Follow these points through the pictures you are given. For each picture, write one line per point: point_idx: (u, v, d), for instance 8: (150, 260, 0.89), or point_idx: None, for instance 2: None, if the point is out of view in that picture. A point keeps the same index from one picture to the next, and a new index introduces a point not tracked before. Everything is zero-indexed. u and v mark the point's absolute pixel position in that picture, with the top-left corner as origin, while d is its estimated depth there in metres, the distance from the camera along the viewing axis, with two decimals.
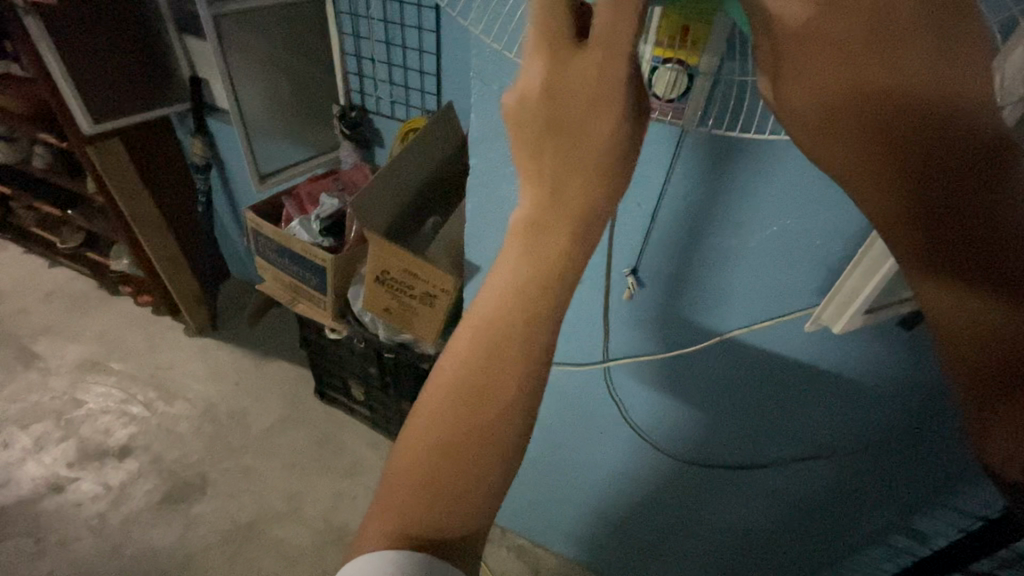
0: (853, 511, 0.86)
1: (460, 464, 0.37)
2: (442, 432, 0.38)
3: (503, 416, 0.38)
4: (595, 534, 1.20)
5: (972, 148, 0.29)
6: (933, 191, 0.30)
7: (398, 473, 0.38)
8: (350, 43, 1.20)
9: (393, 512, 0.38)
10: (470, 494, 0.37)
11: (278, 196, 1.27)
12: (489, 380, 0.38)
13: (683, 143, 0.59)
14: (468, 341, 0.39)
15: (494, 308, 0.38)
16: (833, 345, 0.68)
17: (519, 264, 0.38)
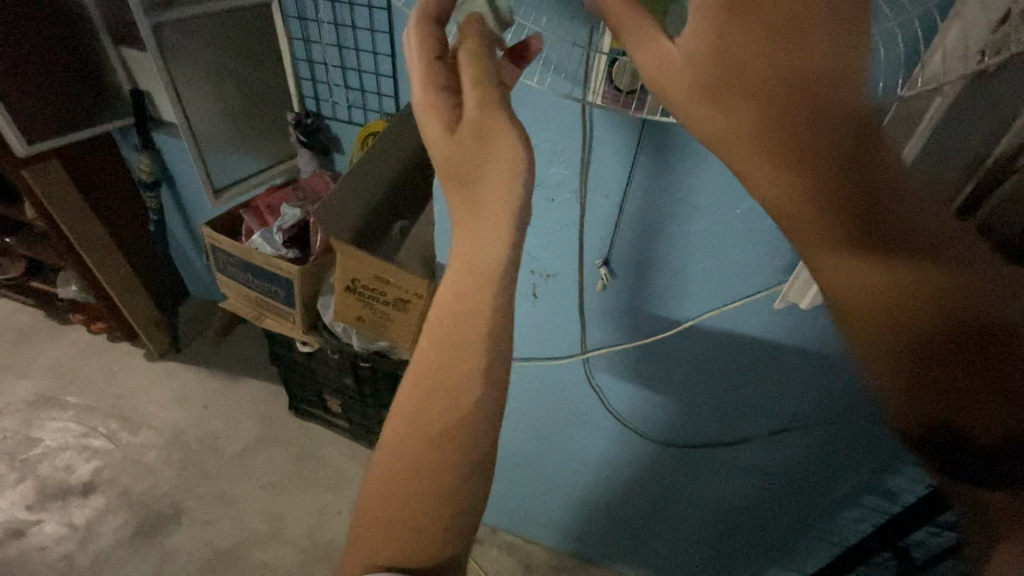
0: (827, 477, 0.89)
1: (409, 506, 0.39)
2: (390, 475, 0.40)
3: (451, 446, 0.39)
4: (583, 524, 1.21)
5: (855, 133, 0.37)
6: (824, 171, 0.39)
7: (359, 525, 0.40)
8: (300, 47, 1.17)
9: (356, 561, 0.39)
10: (425, 536, 0.38)
11: (235, 209, 1.23)
12: (431, 413, 0.40)
13: (644, 133, 0.60)
14: (412, 376, 0.42)
15: (432, 340, 0.41)
16: (800, 321, 0.71)
17: (450, 291, 0.41)
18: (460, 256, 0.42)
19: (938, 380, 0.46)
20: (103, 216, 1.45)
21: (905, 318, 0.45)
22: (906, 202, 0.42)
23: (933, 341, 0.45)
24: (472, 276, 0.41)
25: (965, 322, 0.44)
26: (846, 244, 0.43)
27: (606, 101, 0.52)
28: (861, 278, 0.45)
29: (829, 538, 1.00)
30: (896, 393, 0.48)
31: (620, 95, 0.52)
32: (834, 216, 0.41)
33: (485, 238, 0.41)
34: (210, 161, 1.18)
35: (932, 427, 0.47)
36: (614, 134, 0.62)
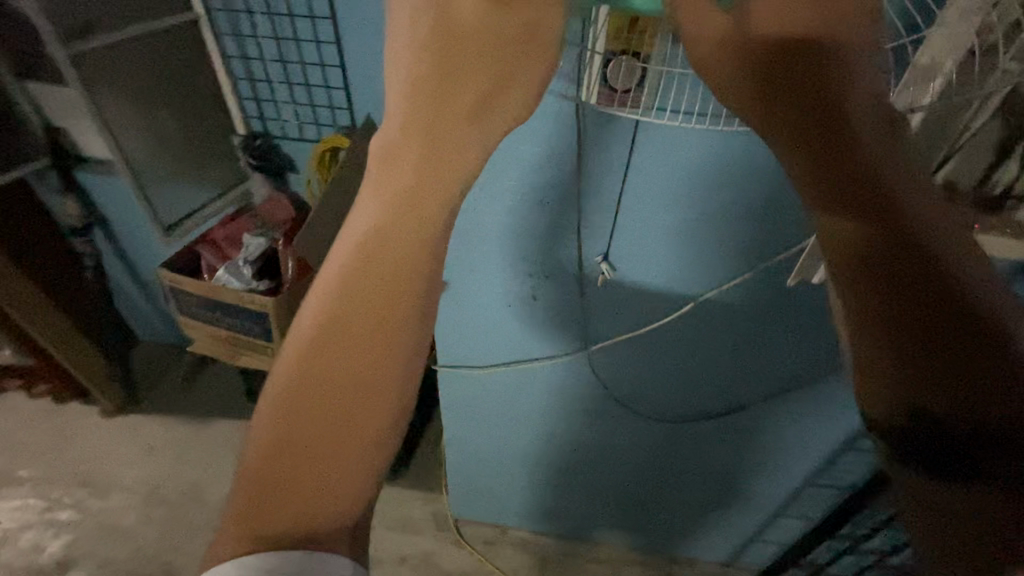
0: (825, 432, 0.94)
1: (314, 441, 0.38)
2: (289, 408, 0.39)
3: (363, 386, 0.40)
4: (594, 507, 1.24)
5: (862, 101, 0.41)
6: (826, 116, 0.41)
7: (250, 462, 0.39)
8: (239, 65, 1.09)
9: (245, 503, 0.38)
10: (327, 475, 0.38)
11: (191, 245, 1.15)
12: (342, 353, 0.40)
13: (641, 129, 0.63)
14: (318, 309, 0.41)
15: (338, 274, 0.41)
16: (792, 291, 0.74)
17: (360, 225, 0.42)
18: (377, 194, 0.43)
19: (935, 347, 0.33)
20: (35, 273, 1.28)
21: (880, 265, 0.35)
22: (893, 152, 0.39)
23: (926, 291, 0.33)
24: (389, 219, 0.42)
25: (955, 285, 0.33)
26: (830, 178, 0.38)
27: (600, 102, 0.55)
28: (839, 219, 0.37)
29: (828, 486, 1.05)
30: (868, 361, 0.35)
31: (614, 94, 0.54)
32: (821, 149, 0.40)
33: (412, 185, 0.43)
34: (155, 199, 1.10)
35: (916, 412, 0.33)
36: (608, 133, 0.64)
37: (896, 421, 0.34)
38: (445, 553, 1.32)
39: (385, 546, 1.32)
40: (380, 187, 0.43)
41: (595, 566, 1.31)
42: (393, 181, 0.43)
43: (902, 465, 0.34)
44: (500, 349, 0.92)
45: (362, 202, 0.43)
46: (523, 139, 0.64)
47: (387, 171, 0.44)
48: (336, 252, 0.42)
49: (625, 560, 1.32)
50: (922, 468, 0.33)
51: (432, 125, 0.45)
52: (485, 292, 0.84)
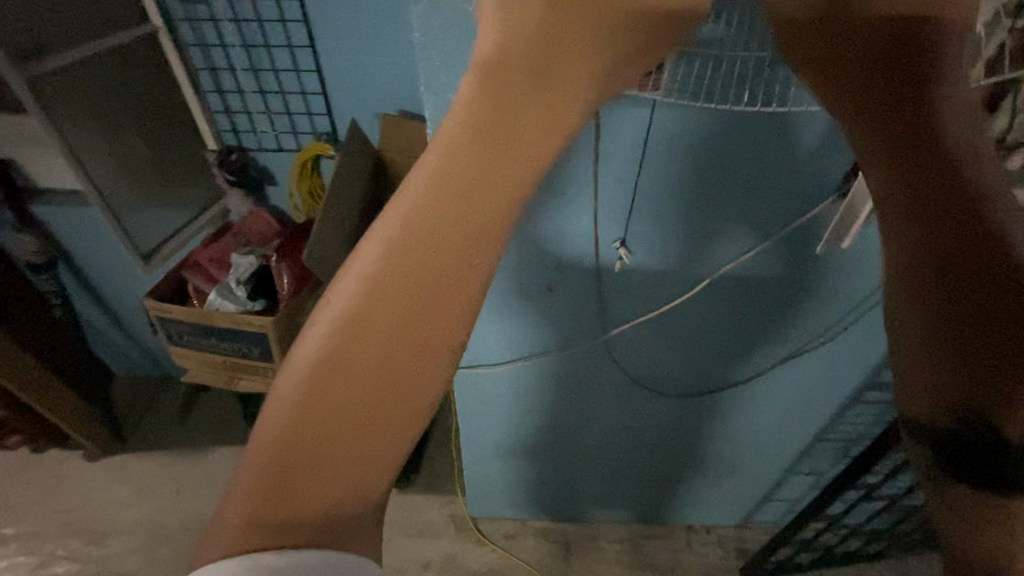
0: (834, 389, 0.97)
1: (356, 438, 0.27)
2: (328, 386, 0.27)
3: (428, 385, 0.28)
4: (616, 489, 1.25)
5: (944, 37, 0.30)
6: (887, 59, 0.31)
7: (265, 441, 0.27)
8: (207, 77, 1.05)
9: (252, 495, 0.27)
10: (364, 481, 0.28)
11: (174, 270, 1.11)
12: (398, 338, 0.27)
13: (654, 113, 0.64)
14: (370, 267, 0.27)
15: (417, 211, 0.27)
16: (805, 257, 0.77)
17: (456, 145, 0.27)
18: (478, 107, 0.28)
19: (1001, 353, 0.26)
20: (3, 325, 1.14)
21: (945, 241, 0.28)
22: (961, 97, 0.30)
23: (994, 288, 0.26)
24: (493, 154, 0.27)
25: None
26: (885, 137, 0.30)
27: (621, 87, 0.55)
28: (897, 187, 0.30)
29: (841, 441, 1.09)
30: (913, 363, 0.29)
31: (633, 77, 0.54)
32: (882, 99, 0.31)
33: (528, 117, 0.28)
34: (130, 228, 1.04)
35: (967, 421, 0.28)
36: (618, 118, 0.65)
37: (939, 425, 0.29)
38: (468, 553, 1.31)
39: (407, 553, 1.31)
40: (480, 96, 0.28)
41: (618, 545, 1.32)
42: (495, 96, 0.28)
43: (946, 476, 0.29)
44: (517, 343, 0.92)
45: (457, 113, 0.28)
46: None
47: (495, 75, 0.28)
48: (420, 172, 0.28)
49: (647, 535, 1.33)
50: (974, 482, 0.28)
51: (533, 35, 0.28)
52: (500, 286, 0.84)
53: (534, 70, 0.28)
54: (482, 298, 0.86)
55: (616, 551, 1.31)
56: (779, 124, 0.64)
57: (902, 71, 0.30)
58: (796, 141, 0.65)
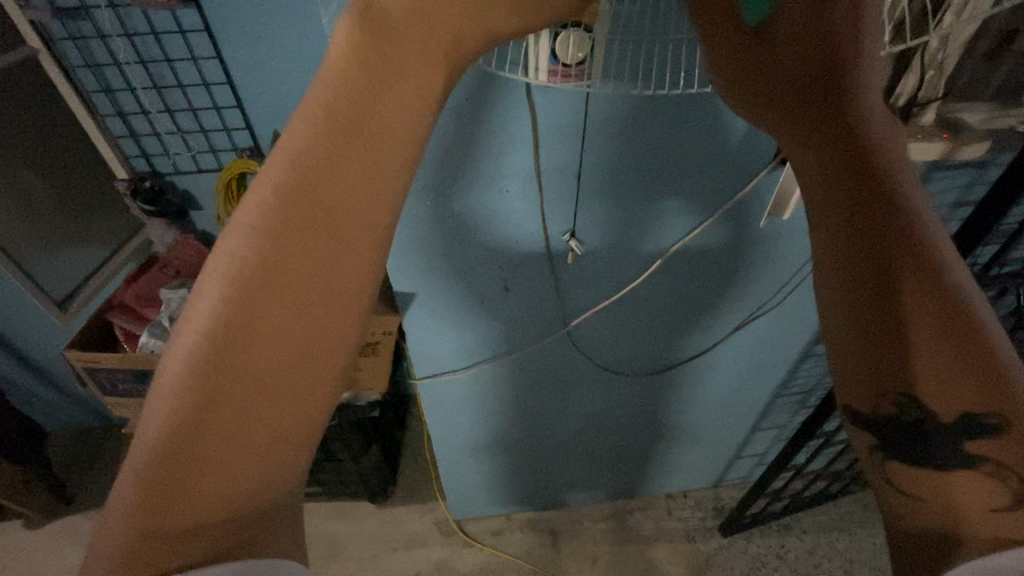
0: (787, 348, 1.01)
1: (235, 438, 0.30)
2: (200, 395, 0.29)
3: (315, 361, 0.32)
4: (597, 470, 1.26)
5: (855, 112, 0.38)
6: (828, 132, 0.38)
7: (144, 463, 0.29)
8: (103, 99, 0.95)
9: (138, 515, 0.28)
10: (251, 468, 0.30)
11: (97, 314, 1.02)
12: (296, 312, 0.31)
13: (589, 101, 0.63)
14: (251, 242, 0.31)
15: (260, 238, 0.31)
16: (747, 227, 0.78)
17: (281, 186, 0.31)
18: (303, 156, 0.32)
19: (923, 363, 0.35)
20: None
21: (880, 297, 0.35)
22: (887, 159, 0.37)
23: (913, 293, 0.35)
24: (317, 189, 0.32)
25: (939, 303, 0.34)
26: (832, 203, 0.37)
27: (549, 79, 0.53)
28: (844, 247, 0.37)
29: (799, 394, 1.14)
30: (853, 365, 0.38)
31: (569, 70, 0.52)
32: (825, 170, 0.38)
33: (350, 156, 0.32)
34: (42, 277, 0.98)
35: (901, 404, 0.37)
36: (552, 106, 0.64)
37: (881, 413, 0.38)
38: (457, 556, 1.30)
39: (394, 568, 1.28)
40: (299, 147, 0.32)
41: (603, 523, 1.34)
42: (317, 146, 0.32)
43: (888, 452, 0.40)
44: (480, 344, 0.90)
45: (278, 166, 0.32)
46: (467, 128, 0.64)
47: (338, 72, 0.33)
48: (250, 211, 0.32)
49: (629, 509, 1.36)
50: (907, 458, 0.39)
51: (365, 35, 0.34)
52: (455, 290, 0.82)
53: (349, 119, 0.33)
54: (437, 303, 0.84)
55: (603, 529, 1.33)
56: (714, 102, 0.64)
57: (842, 145, 0.37)
58: (728, 117, 0.66)
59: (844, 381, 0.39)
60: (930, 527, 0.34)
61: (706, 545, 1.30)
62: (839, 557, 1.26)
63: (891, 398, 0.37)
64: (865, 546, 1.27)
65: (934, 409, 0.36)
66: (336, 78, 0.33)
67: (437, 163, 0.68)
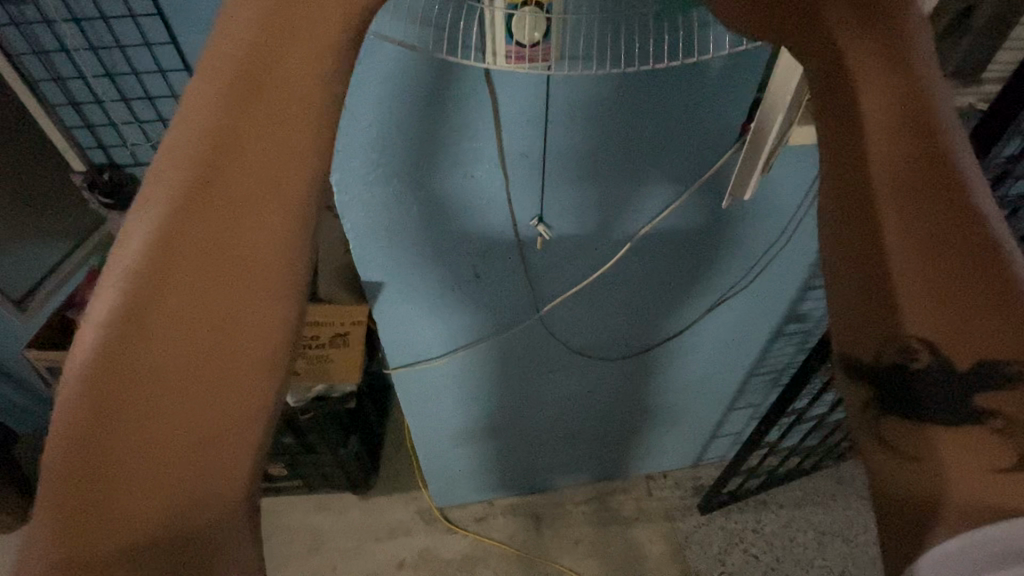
0: (758, 327, 1.02)
1: (146, 433, 0.33)
2: (107, 394, 0.32)
3: (237, 339, 0.36)
4: (577, 453, 1.27)
5: (893, 54, 0.40)
6: (861, 71, 0.40)
7: (47, 464, 0.31)
8: (53, 89, 0.91)
9: (59, 486, 0.30)
10: (171, 438, 0.33)
11: (58, 312, 0.99)
12: (216, 295, 0.36)
13: (551, 83, 0.62)
14: (160, 228, 0.34)
15: (152, 247, 0.34)
16: (711, 209, 0.78)
17: (179, 188, 0.35)
18: (190, 168, 0.35)
19: (938, 300, 0.37)
20: None
21: (898, 227, 0.38)
22: (923, 103, 0.40)
23: (901, 240, 0.38)
24: (225, 185, 0.36)
25: (958, 242, 0.37)
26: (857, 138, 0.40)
27: (510, 61, 0.52)
28: (866, 179, 0.39)
29: (771, 372, 1.16)
30: (853, 311, 0.39)
31: (523, 51, 0.51)
32: (854, 109, 0.41)
33: (265, 153, 0.37)
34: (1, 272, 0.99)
35: (910, 350, 0.37)
36: (517, 89, 0.62)
37: (884, 359, 0.38)
38: (440, 543, 1.30)
39: (378, 557, 1.28)
40: (177, 159, 0.35)
41: (585, 506, 1.35)
42: (199, 160, 0.36)
43: (884, 406, 0.38)
44: (453, 333, 0.90)
45: (160, 182, 0.35)
46: (430, 111, 0.63)
47: (241, 66, 0.37)
48: (137, 225, 0.34)
49: (610, 491, 1.37)
50: (901, 412, 0.38)
51: None
52: (424, 278, 0.81)
53: (223, 129, 0.36)
54: (407, 292, 0.83)
55: (585, 511, 1.35)
56: (677, 82, 0.63)
57: (875, 86, 0.40)
58: (693, 97, 0.65)
59: (851, 320, 0.39)
60: (917, 493, 0.35)
61: (685, 522, 1.33)
62: (813, 530, 1.30)
63: (898, 341, 0.37)
64: (837, 518, 1.31)
65: (949, 357, 0.36)
66: (242, 71, 0.37)
67: (401, 150, 0.66)
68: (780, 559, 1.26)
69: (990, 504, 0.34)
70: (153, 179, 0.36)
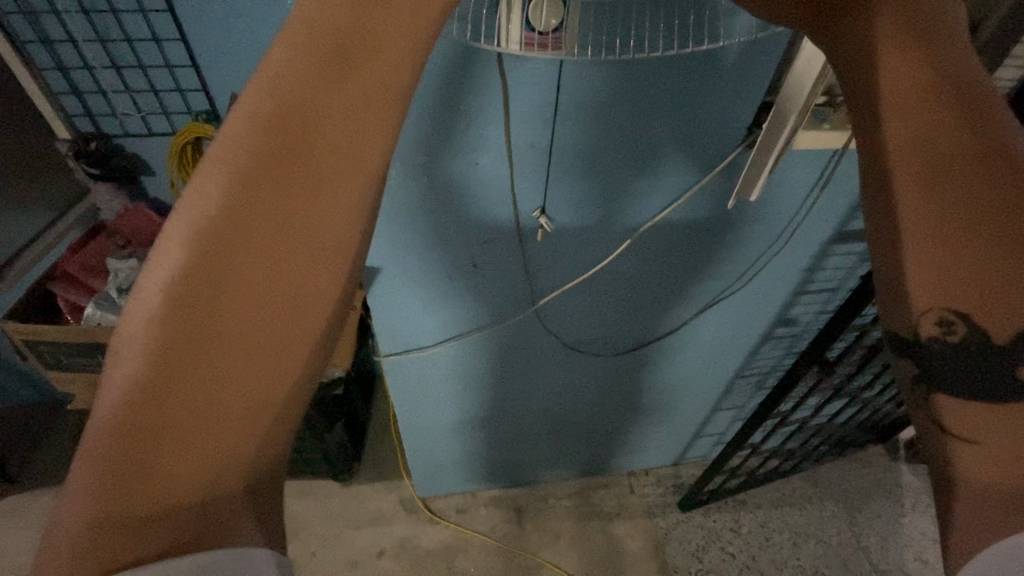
0: (748, 329, 1.03)
1: (206, 400, 0.31)
2: (169, 354, 0.31)
3: (300, 303, 0.34)
4: (561, 447, 1.27)
5: (910, 19, 0.37)
6: (878, 43, 0.38)
7: (97, 436, 0.29)
8: (40, 51, 0.88)
9: (111, 460, 0.29)
10: (232, 406, 0.32)
11: (38, 284, 0.96)
12: (275, 257, 0.34)
13: (564, 72, 0.61)
14: (224, 186, 0.33)
15: (222, 210, 0.33)
16: (712, 209, 0.79)
17: (245, 144, 0.34)
18: (257, 124, 0.34)
19: (982, 272, 0.33)
20: None
21: (936, 202, 0.34)
22: (952, 64, 0.36)
23: (932, 209, 0.34)
24: (296, 141, 0.34)
25: (1002, 208, 0.33)
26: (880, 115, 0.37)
27: (523, 48, 0.51)
28: (892, 155, 0.36)
29: (760, 374, 1.17)
30: (887, 295, 0.37)
31: (535, 37, 0.50)
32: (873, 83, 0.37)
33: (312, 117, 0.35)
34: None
35: (948, 325, 0.34)
36: (529, 77, 0.62)
37: (922, 335, 0.35)
38: (422, 533, 1.30)
39: (358, 545, 1.28)
40: (250, 122, 0.34)
41: (568, 500, 1.36)
42: (270, 113, 0.34)
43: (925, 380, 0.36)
44: (448, 321, 0.89)
45: (231, 145, 0.34)
46: (441, 93, 0.62)
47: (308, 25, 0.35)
48: (208, 180, 0.33)
49: (592, 486, 1.38)
50: (944, 386, 0.35)
51: None
52: (422, 264, 0.80)
53: (293, 94, 0.34)
54: (402, 279, 0.82)
55: (567, 505, 1.35)
56: (690, 78, 0.63)
57: (895, 55, 0.37)
58: (705, 95, 0.65)
59: (887, 302, 0.37)
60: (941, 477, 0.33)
61: (665, 519, 1.34)
62: (789, 530, 1.32)
63: (933, 314, 0.35)
64: (813, 518, 1.34)
65: (986, 329, 0.34)
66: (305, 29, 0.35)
67: (407, 131, 0.65)
68: (755, 557, 1.29)
69: (994, 495, 0.31)
70: (222, 142, 0.34)
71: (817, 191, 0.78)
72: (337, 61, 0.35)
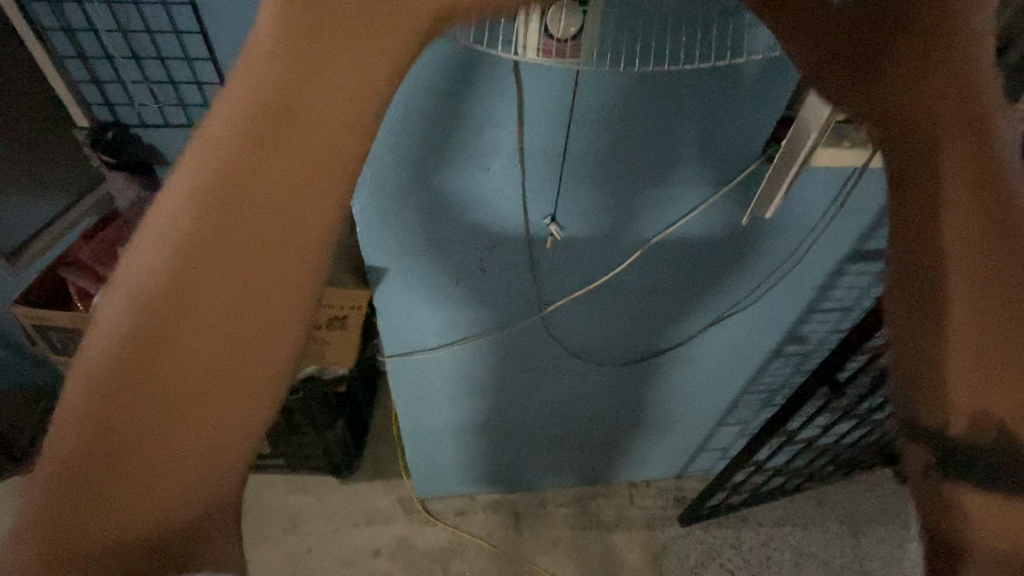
0: (755, 347, 1.02)
1: (160, 424, 0.30)
2: (122, 374, 0.29)
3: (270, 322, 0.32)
4: (562, 455, 1.26)
5: (956, 46, 0.33)
6: (914, 75, 0.34)
7: (59, 456, 0.29)
8: (62, 39, 0.89)
9: (76, 478, 0.29)
10: (195, 432, 0.31)
11: (51, 270, 0.97)
12: (242, 274, 0.31)
13: (578, 80, 0.61)
14: (187, 197, 0.31)
15: (186, 222, 0.30)
16: (725, 224, 0.78)
17: (212, 148, 0.31)
18: (223, 126, 0.31)
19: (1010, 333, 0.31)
20: None
21: (965, 257, 0.32)
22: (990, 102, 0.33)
23: (963, 263, 0.32)
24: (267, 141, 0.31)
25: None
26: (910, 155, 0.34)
27: (540, 55, 0.50)
28: (921, 201, 0.33)
29: (767, 391, 1.15)
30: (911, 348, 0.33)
31: (552, 44, 0.49)
32: (906, 119, 0.34)
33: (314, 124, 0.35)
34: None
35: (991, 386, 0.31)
36: (543, 84, 0.61)
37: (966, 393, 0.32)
38: (419, 534, 1.30)
39: (354, 542, 1.28)
40: (221, 126, 0.31)
41: (567, 508, 1.35)
42: (246, 110, 0.31)
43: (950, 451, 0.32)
44: (452, 325, 0.89)
45: (204, 146, 0.31)
46: (452, 96, 0.61)
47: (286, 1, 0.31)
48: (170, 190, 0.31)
49: (592, 495, 1.37)
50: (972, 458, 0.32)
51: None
52: (429, 267, 0.79)
53: (270, 92, 0.31)
54: (409, 281, 0.81)
55: (565, 513, 1.34)
56: (705, 90, 0.62)
57: (933, 89, 0.34)
58: (721, 109, 0.64)
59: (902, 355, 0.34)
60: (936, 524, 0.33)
61: (665, 532, 1.32)
62: (790, 550, 1.30)
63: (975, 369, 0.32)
64: (815, 539, 1.32)
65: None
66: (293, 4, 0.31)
67: (413, 132, 0.64)
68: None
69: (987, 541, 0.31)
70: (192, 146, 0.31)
71: (833, 211, 0.77)
72: (322, 49, 0.32)
